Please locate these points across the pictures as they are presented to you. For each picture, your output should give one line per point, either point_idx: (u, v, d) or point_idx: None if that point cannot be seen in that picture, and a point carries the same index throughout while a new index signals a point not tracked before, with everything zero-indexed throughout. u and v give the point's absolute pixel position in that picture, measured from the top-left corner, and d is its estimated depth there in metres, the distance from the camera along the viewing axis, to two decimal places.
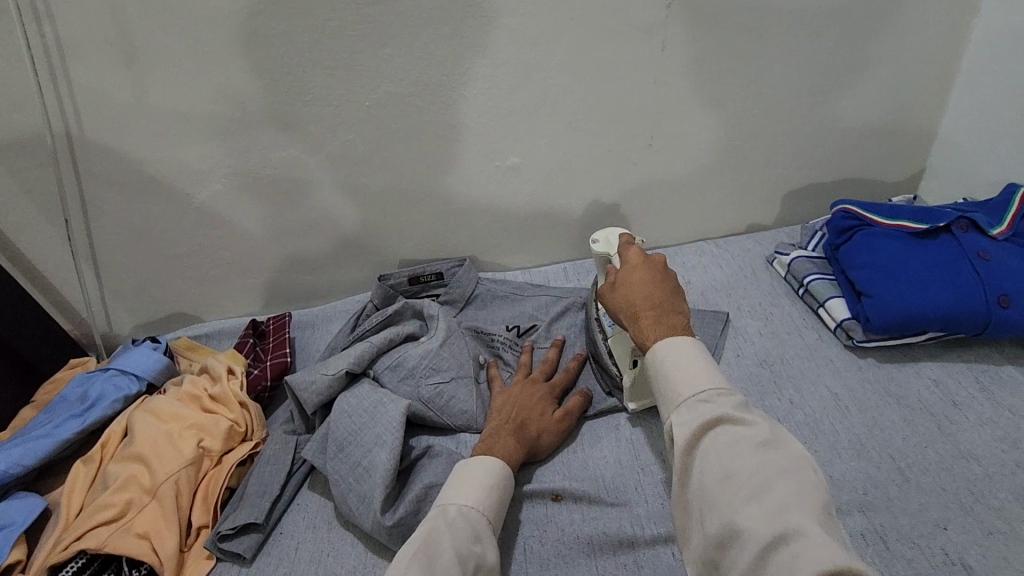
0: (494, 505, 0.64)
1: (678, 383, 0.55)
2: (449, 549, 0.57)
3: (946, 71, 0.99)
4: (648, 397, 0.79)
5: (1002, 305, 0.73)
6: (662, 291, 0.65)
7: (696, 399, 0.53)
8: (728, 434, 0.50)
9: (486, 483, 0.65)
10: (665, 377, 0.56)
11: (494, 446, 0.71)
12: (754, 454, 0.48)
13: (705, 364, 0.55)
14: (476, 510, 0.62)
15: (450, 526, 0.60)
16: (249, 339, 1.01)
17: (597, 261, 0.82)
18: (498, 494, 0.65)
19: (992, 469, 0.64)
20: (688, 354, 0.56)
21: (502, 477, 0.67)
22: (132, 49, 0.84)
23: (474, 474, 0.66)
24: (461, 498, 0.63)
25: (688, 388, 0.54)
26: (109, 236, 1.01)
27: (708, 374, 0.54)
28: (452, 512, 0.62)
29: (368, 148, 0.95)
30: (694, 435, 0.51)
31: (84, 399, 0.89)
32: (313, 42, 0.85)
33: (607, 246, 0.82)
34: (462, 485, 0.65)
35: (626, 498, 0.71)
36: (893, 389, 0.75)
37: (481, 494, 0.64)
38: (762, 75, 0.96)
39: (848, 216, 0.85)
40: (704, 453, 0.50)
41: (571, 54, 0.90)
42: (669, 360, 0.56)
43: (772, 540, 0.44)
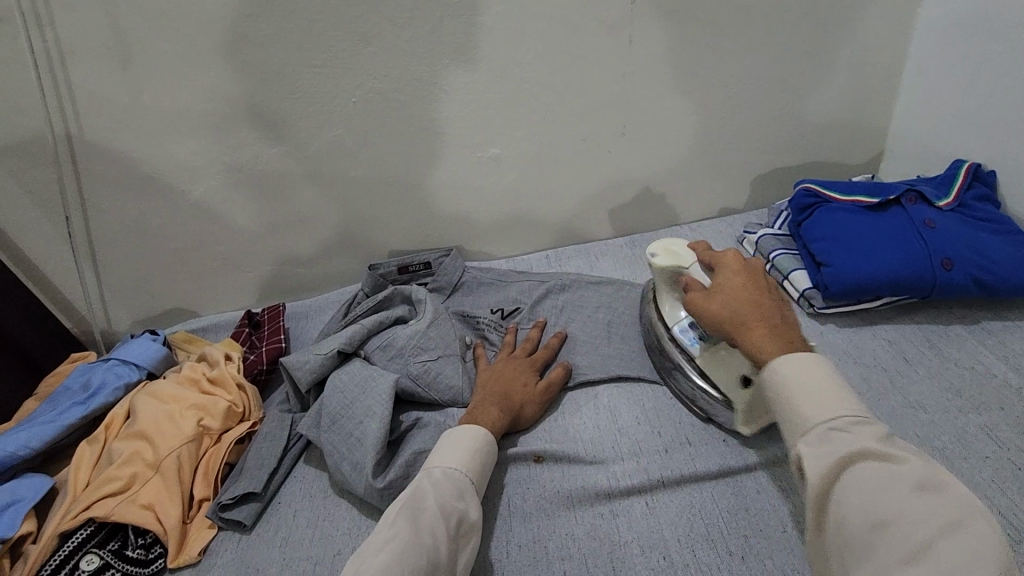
0: (478, 467, 0.68)
1: (808, 410, 0.51)
2: (432, 505, 0.61)
3: (898, 59, 1.06)
4: (764, 418, 0.72)
5: (945, 268, 0.79)
6: (768, 300, 0.63)
7: (832, 428, 0.48)
8: (874, 471, 0.45)
9: (470, 447, 0.69)
10: (793, 400, 0.52)
11: (478, 414, 0.75)
12: (907, 495, 0.43)
13: (838, 390, 0.51)
14: (459, 471, 0.66)
15: (435, 485, 0.64)
16: (245, 329, 1.06)
17: (662, 273, 0.82)
18: (482, 458, 0.69)
19: (938, 415, 0.70)
20: (819, 378, 0.52)
21: (486, 441, 0.71)
22: (129, 52, 0.89)
23: (460, 440, 0.70)
24: (447, 460, 0.67)
25: (821, 416, 0.50)
26: (107, 234, 1.05)
27: (844, 402, 0.50)
28: (436, 473, 0.65)
29: (355, 142, 1.00)
30: (829, 470, 0.47)
31: (86, 387, 0.93)
32: (300, 41, 0.90)
33: (674, 257, 0.80)
34: (448, 449, 0.69)
35: (604, 457, 0.75)
36: (850, 350, 0.80)
37: (466, 456, 0.68)
38: (725, 66, 1.02)
39: (809, 193, 0.91)
40: (843, 493, 0.46)
41: (544, 48, 0.95)
42: (798, 381, 0.52)
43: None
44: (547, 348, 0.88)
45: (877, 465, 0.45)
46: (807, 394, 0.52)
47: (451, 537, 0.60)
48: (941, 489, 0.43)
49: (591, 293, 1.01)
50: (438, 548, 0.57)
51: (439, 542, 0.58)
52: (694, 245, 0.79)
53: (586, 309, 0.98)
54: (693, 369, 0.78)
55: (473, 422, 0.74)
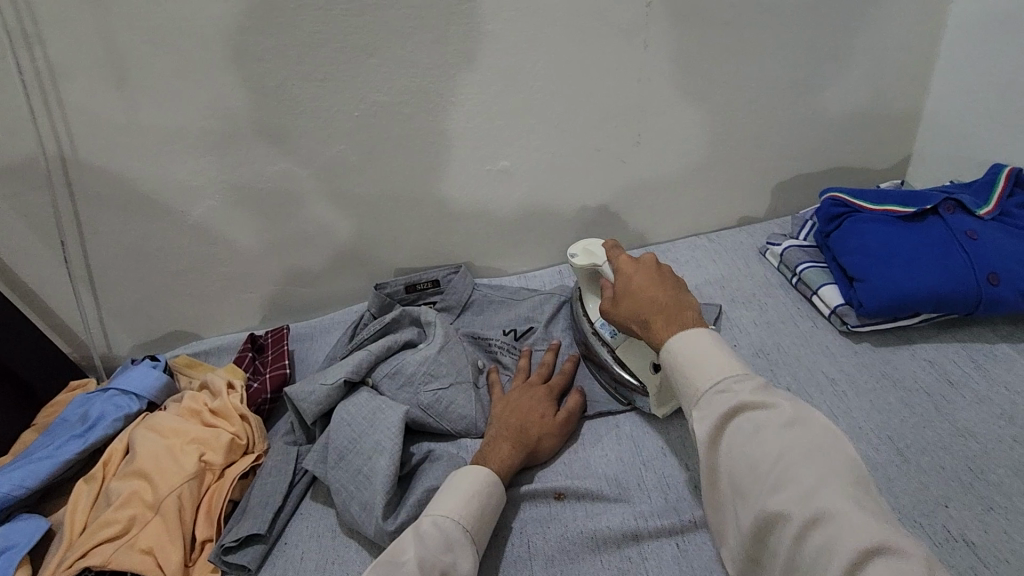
0: (477, 514, 0.63)
1: (695, 377, 0.56)
2: (410, 556, 0.57)
3: (926, 56, 1.01)
4: (674, 402, 0.76)
5: (991, 283, 0.74)
6: (664, 288, 0.67)
7: (715, 390, 0.54)
8: (746, 420, 0.52)
9: (469, 490, 0.64)
10: (688, 372, 0.57)
11: (490, 453, 0.71)
12: (778, 436, 0.50)
13: (722, 357, 0.56)
14: (451, 518, 0.62)
15: (421, 537, 0.59)
16: (248, 353, 1.02)
17: (581, 272, 0.83)
18: (481, 502, 0.64)
19: (990, 446, 0.65)
20: (706, 348, 0.57)
21: (490, 484, 0.66)
22: (123, 70, 0.85)
23: (457, 483, 0.65)
24: (442, 507, 0.63)
25: (706, 382, 0.55)
26: (105, 257, 1.01)
27: (727, 366, 0.55)
28: (426, 524, 0.61)
29: (360, 158, 0.96)
30: (714, 427, 0.53)
31: (85, 419, 0.90)
32: (301, 55, 0.86)
33: (590, 256, 0.82)
34: (446, 495, 0.64)
35: (630, 496, 0.71)
36: (889, 372, 0.75)
37: (459, 502, 0.63)
38: (744, 70, 0.97)
39: (837, 203, 0.86)
40: (727, 443, 0.52)
41: (555, 56, 0.91)
42: (687, 353, 0.58)
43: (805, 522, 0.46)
44: (564, 373, 0.83)
45: (748, 416, 0.52)
46: (698, 358, 0.57)
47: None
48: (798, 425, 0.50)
49: None
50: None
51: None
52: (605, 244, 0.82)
53: None
54: (611, 360, 0.81)
55: (487, 461, 0.70)
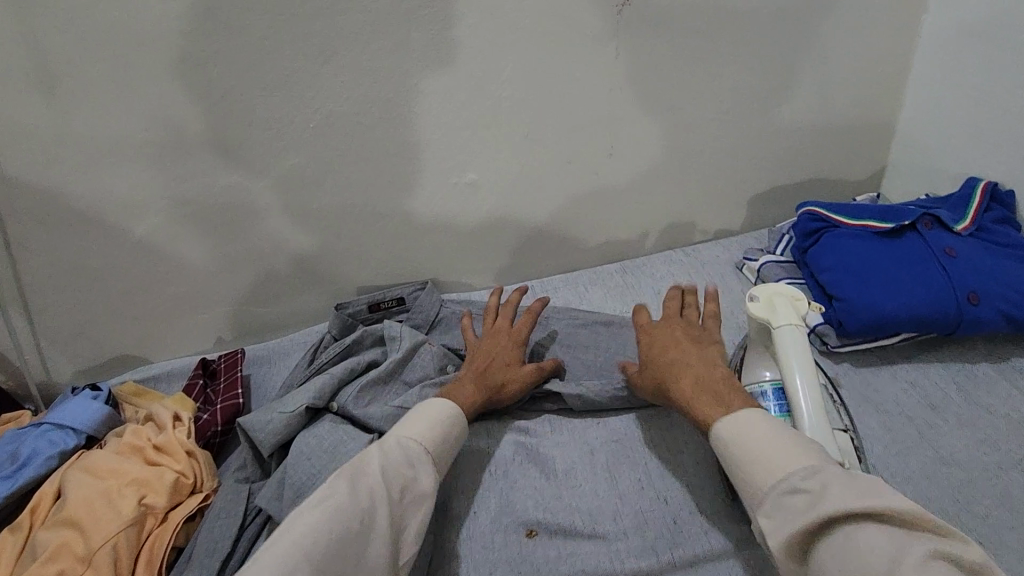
0: (440, 443, 0.65)
1: (758, 475, 0.52)
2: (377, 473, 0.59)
3: (898, 67, 1.00)
4: None
5: (971, 302, 0.73)
6: (681, 353, 0.68)
7: (783, 490, 0.50)
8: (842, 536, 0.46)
9: (436, 419, 0.67)
10: (750, 458, 0.53)
11: (458, 390, 0.74)
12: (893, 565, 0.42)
13: (788, 447, 0.52)
14: (415, 440, 0.64)
15: (386, 454, 0.61)
16: (199, 380, 0.95)
17: (754, 322, 0.70)
18: (446, 432, 0.66)
19: (976, 475, 0.63)
20: (765, 435, 0.54)
21: (455, 415, 0.68)
22: (50, 77, 0.78)
23: (424, 412, 0.67)
24: (406, 431, 0.65)
25: (771, 479, 0.51)
26: (39, 278, 0.93)
27: (789, 458, 0.51)
28: (391, 442, 0.63)
29: (318, 171, 0.91)
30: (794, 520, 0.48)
31: (14, 458, 0.82)
32: (250, 60, 0.80)
33: (770, 309, 0.68)
34: (413, 421, 0.66)
35: (604, 532, 0.67)
36: (870, 395, 0.73)
37: (427, 427, 0.65)
38: (718, 80, 0.94)
39: (814, 218, 0.84)
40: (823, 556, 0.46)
41: (523, 64, 0.87)
42: (738, 445, 0.55)
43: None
44: (529, 321, 0.82)
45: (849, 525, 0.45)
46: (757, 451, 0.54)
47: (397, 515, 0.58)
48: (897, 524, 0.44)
49: (584, 330, 0.91)
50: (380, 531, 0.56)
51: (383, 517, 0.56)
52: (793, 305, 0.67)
53: (576, 348, 0.88)
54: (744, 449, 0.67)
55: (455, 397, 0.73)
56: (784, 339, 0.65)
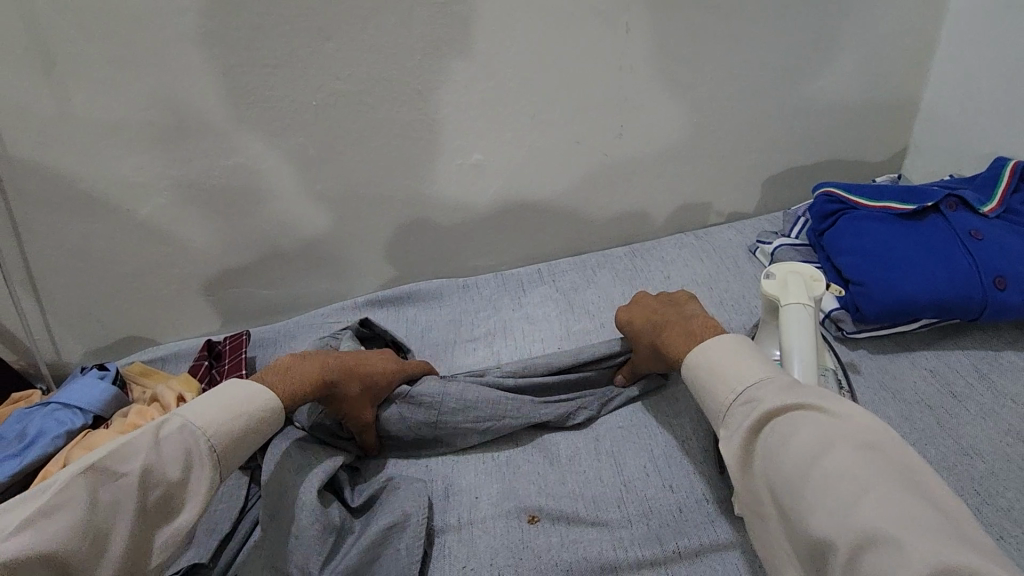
0: (231, 433, 0.60)
1: (719, 392, 0.58)
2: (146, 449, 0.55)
3: (924, 42, 0.96)
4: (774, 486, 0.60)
5: (997, 287, 0.70)
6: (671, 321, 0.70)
7: (739, 401, 0.55)
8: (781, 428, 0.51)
9: (234, 407, 0.61)
10: (712, 378, 0.59)
11: (293, 375, 0.68)
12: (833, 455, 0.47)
13: (745, 364, 0.58)
14: (197, 429, 0.58)
15: (162, 440, 0.57)
16: (204, 361, 0.95)
17: (766, 300, 0.68)
18: (244, 421, 0.61)
19: (996, 465, 0.62)
20: (727, 355, 0.60)
21: (261, 408, 0.63)
22: (50, 54, 0.77)
23: (232, 395, 0.62)
24: (195, 415, 0.59)
25: (730, 394, 0.57)
26: (46, 259, 0.93)
27: (746, 373, 0.57)
28: (173, 425, 0.58)
29: (322, 151, 0.89)
30: (748, 435, 0.53)
31: (22, 437, 0.83)
32: (249, 37, 0.79)
33: (782, 289, 0.65)
34: (208, 404, 0.61)
35: (608, 520, 0.66)
36: (888, 383, 0.71)
37: (217, 414, 0.60)
38: (734, 56, 0.91)
39: (831, 199, 0.81)
40: (764, 446, 0.52)
41: (529, 40, 0.84)
42: (705, 366, 0.60)
43: (852, 544, 0.42)
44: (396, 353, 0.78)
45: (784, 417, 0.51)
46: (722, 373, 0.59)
47: (153, 501, 0.55)
48: (843, 421, 0.49)
49: None
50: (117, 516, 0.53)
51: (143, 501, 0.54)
52: (805, 285, 0.64)
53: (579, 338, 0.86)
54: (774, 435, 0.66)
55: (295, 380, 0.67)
56: (791, 320, 0.63)
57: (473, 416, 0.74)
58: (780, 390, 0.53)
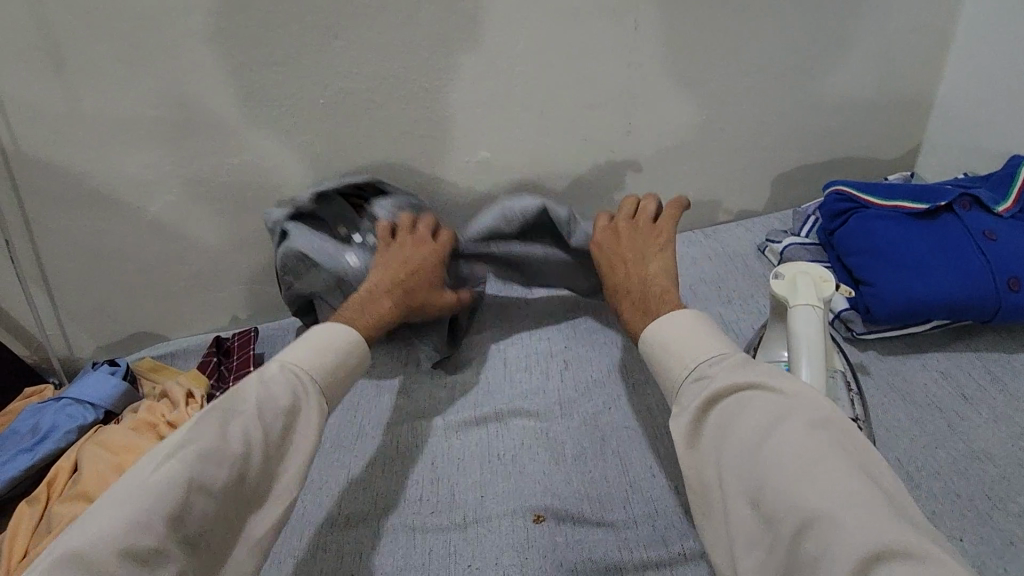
0: (330, 366, 0.66)
1: (674, 365, 0.60)
2: (212, 434, 0.54)
3: (940, 38, 0.94)
4: None
5: (1011, 288, 0.69)
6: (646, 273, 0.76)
7: (695, 376, 0.57)
8: (730, 403, 0.53)
9: (325, 347, 0.66)
10: (665, 354, 0.61)
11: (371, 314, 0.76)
12: (785, 434, 0.48)
13: (701, 341, 0.60)
14: (301, 368, 0.63)
15: (267, 381, 0.61)
16: (213, 358, 0.95)
17: (775, 301, 0.67)
18: (334, 357, 0.66)
19: (1008, 470, 0.61)
20: (675, 337, 0.61)
21: (349, 343, 0.68)
22: (61, 52, 0.77)
23: (320, 339, 0.67)
24: (294, 360, 0.64)
25: (685, 367, 0.59)
26: (58, 255, 0.94)
27: (703, 348, 0.59)
28: (274, 369, 0.62)
29: (329, 149, 0.89)
30: (700, 409, 0.54)
31: (35, 431, 0.84)
32: (259, 35, 0.79)
33: (791, 291, 0.64)
34: (300, 348, 0.65)
35: (612, 520, 0.66)
36: (898, 384, 0.70)
37: (314, 355, 0.65)
38: (744, 52, 0.90)
39: (842, 198, 0.80)
40: (717, 421, 0.53)
41: (538, 36, 0.83)
42: (665, 339, 0.62)
43: (797, 521, 0.44)
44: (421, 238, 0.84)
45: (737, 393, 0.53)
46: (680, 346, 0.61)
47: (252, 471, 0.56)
48: (786, 400, 0.51)
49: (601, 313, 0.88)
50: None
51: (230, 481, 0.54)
52: (816, 289, 0.63)
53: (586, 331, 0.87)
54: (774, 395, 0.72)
55: (368, 312, 0.76)
56: (799, 322, 0.62)
57: (494, 407, 0.79)
58: (733, 366, 0.56)
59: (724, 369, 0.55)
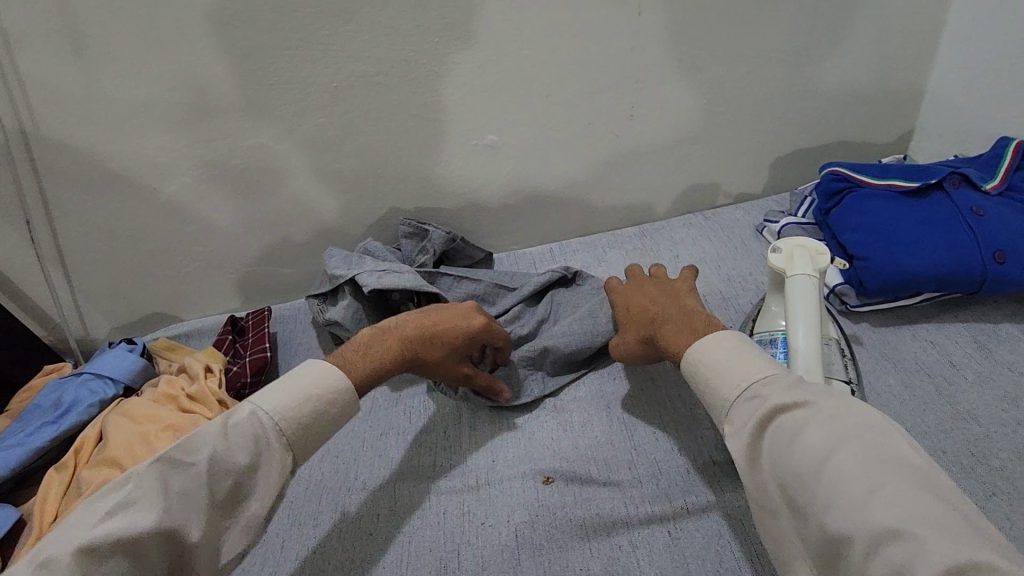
0: (306, 417, 0.58)
1: (721, 386, 0.56)
2: (155, 489, 0.52)
3: (932, 24, 0.97)
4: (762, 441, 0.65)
5: (997, 261, 0.72)
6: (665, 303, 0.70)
7: (743, 398, 0.54)
8: (784, 424, 0.50)
9: (305, 391, 0.59)
10: (707, 378, 0.57)
11: (372, 348, 0.66)
12: (838, 450, 0.47)
13: (749, 362, 0.56)
14: (271, 417, 0.57)
15: (233, 429, 0.56)
16: (228, 336, 0.99)
17: (772, 273, 0.71)
18: (313, 407, 0.59)
19: (992, 429, 0.65)
20: (722, 357, 0.57)
21: (331, 393, 0.60)
22: (82, 36, 0.79)
23: (306, 379, 0.60)
24: (270, 400, 0.58)
25: (734, 389, 0.55)
26: (76, 236, 0.97)
27: (748, 371, 0.55)
28: (244, 414, 0.57)
29: (340, 132, 0.92)
30: (755, 433, 0.52)
31: (58, 405, 0.87)
32: (273, 20, 0.81)
33: (789, 263, 0.68)
34: (282, 387, 0.59)
35: (618, 480, 0.69)
36: (890, 353, 0.74)
37: (291, 400, 0.58)
38: (743, 39, 0.93)
39: (837, 178, 0.83)
40: (770, 444, 0.51)
41: (544, 22, 0.86)
42: (706, 365, 0.58)
43: (867, 542, 0.42)
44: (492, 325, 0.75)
45: (789, 416, 0.50)
46: (720, 368, 0.57)
47: (213, 506, 0.54)
48: (845, 416, 0.49)
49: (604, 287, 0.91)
50: (189, 517, 0.53)
51: (189, 527, 0.52)
52: (813, 260, 0.67)
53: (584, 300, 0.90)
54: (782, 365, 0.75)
55: (368, 351, 0.66)
56: (797, 290, 0.65)
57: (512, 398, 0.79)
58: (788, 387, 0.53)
59: (774, 398, 0.52)
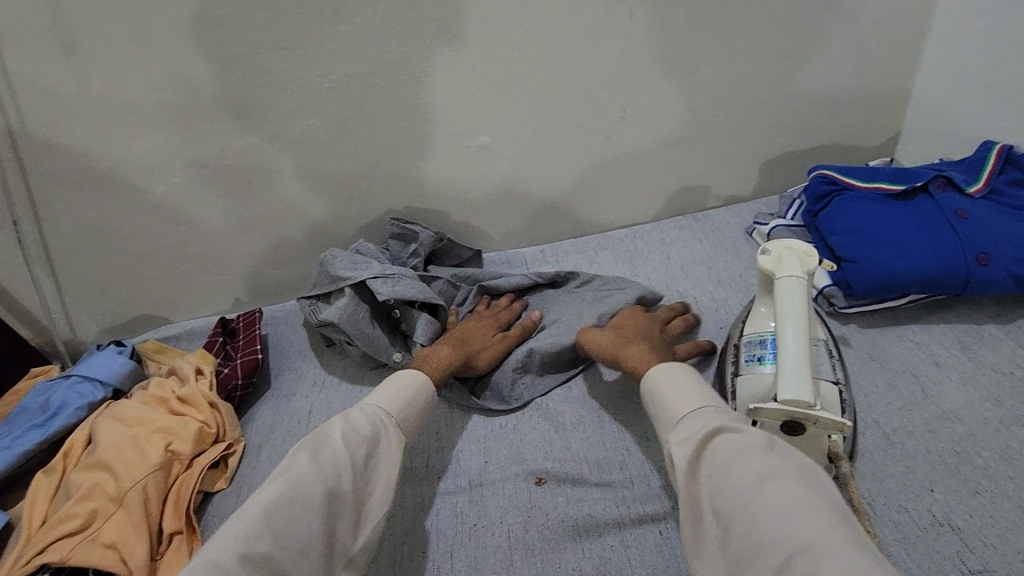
0: (411, 407, 0.67)
1: (676, 406, 0.60)
2: (307, 463, 0.55)
3: (917, 29, 0.98)
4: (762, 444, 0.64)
5: (980, 263, 0.73)
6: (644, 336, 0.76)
7: (697, 413, 0.58)
8: (728, 441, 0.53)
9: (401, 388, 0.68)
10: (668, 400, 0.62)
11: (430, 358, 0.75)
12: (774, 473, 0.48)
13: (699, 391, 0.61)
14: (382, 408, 0.64)
15: (351, 421, 0.61)
16: (219, 337, 0.98)
17: (762, 273, 0.72)
18: (411, 397, 0.68)
19: (975, 428, 0.66)
20: (677, 380, 0.63)
21: (424, 383, 0.70)
22: (71, 35, 0.79)
23: (397, 384, 0.69)
24: (377, 401, 0.66)
25: (687, 410, 0.59)
26: (64, 237, 0.96)
27: (699, 399, 0.60)
28: (356, 412, 0.63)
29: (333, 132, 0.92)
30: (699, 441, 0.54)
31: (45, 408, 0.86)
32: (265, 20, 0.81)
33: (779, 264, 0.69)
34: (382, 392, 0.68)
35: (610, 480, 0.69)
36: (877, 354, 0.75)
37: (391, 395, 0.67)
38: (733, 42, 0.94)
39: (825, 181, 0.84)
40: (711, 456, 0.52)
41: (537, 24, 0.87)
42: (666, 387, 0.63)
43: (790, 551, 0.42)
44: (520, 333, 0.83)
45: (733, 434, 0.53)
46: (677, 391, 0.62)
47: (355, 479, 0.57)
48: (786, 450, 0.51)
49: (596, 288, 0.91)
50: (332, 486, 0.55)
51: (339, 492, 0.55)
52: (801, 261, 0.68)
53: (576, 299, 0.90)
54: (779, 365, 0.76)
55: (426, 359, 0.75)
56: (788, 291, 0.66)
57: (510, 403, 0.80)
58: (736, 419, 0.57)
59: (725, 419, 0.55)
